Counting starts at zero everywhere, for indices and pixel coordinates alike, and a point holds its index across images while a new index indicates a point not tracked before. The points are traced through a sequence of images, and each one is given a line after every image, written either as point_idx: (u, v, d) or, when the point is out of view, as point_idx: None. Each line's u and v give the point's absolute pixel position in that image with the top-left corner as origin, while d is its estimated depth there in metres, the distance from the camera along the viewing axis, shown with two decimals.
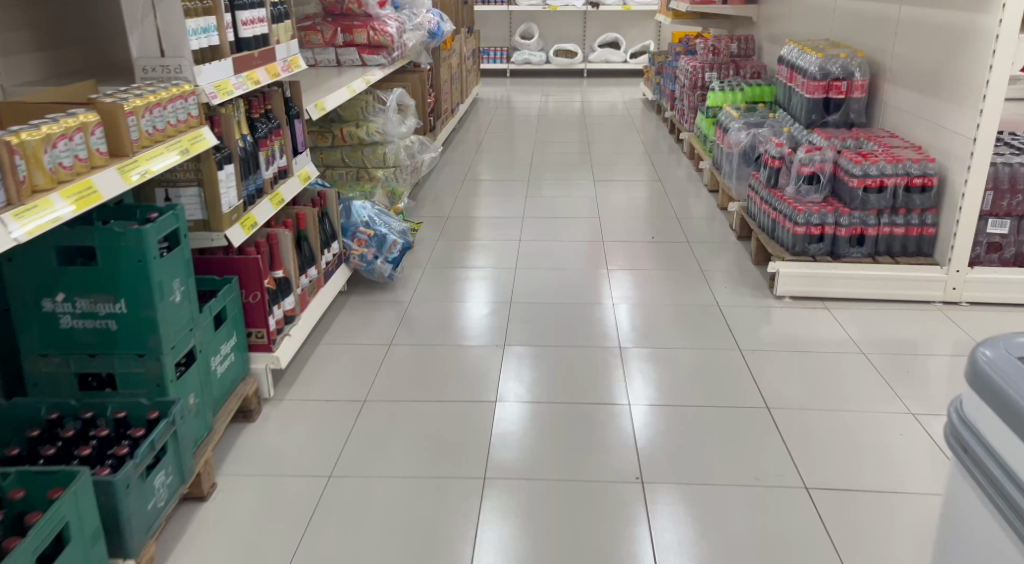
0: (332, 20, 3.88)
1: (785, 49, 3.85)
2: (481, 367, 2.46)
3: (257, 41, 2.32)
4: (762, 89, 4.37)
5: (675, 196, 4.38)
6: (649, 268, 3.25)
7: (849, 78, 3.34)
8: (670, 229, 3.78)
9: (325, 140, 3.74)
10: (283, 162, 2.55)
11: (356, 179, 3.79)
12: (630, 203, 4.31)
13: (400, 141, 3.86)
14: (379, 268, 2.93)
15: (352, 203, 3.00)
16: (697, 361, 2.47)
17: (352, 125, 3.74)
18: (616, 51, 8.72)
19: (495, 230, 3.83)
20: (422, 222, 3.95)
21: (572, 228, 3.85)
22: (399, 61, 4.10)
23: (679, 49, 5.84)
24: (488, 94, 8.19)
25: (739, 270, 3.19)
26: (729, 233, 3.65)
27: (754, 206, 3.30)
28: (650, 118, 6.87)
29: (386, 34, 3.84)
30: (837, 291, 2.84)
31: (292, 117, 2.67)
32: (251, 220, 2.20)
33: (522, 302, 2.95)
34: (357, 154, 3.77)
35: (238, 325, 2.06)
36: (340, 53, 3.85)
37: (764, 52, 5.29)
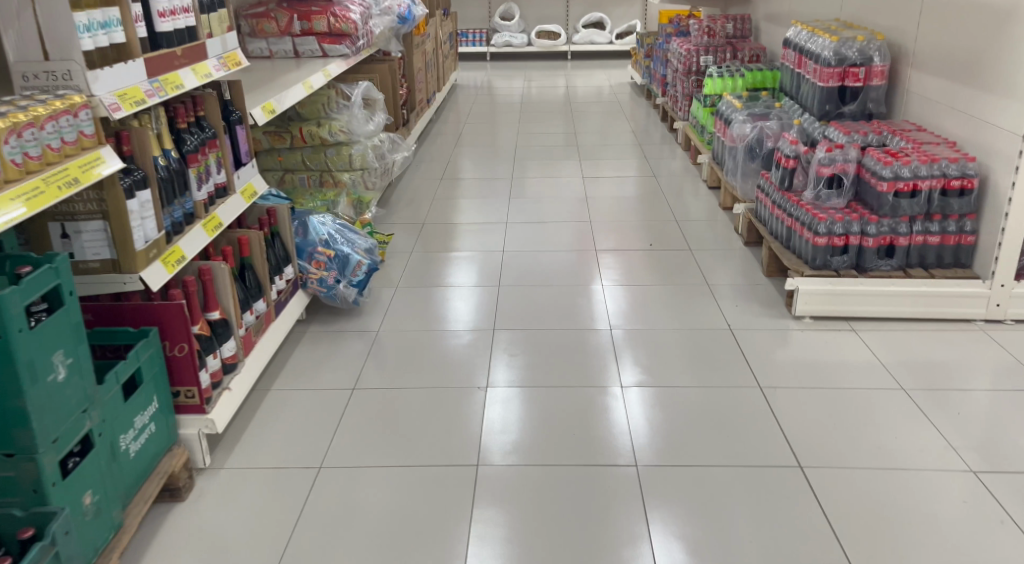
0: (288, 5, 3.46)
1: (791, 31, 3.49)
2: (461, 415, 2.11)
3: (180, 35, 1.93)
4: (764, 75, 4.00)
5: (672, 194, 4.02)
6: (648, 283, 2.90)
7: (867, 64, 2.99)
8: (670, 233, 3.42)
9: (283, 142, 3.35)
10: (222, 178, 2.17)
11: (320, 184, 3.42)
12: (623, 202, 3.95)
13: (368, 141, 3.49)
14: (341, 293, 2.57)
15: (308, 218, 2.62)
16: (712, 403, 2.12)
17: (313, 124, 3.36)
18: (601, 32, 8.31)
19: (477, 238, 3.46)
20: (396, 229, 3.57)
21: (561, 234, 3.49)
22: (365, 51, 3.70)
23: (670, 31, 5.46)
24: (468, 80, 7.77)
25: (749, 284, 2.84)
26: (734, 237, 3.31)
27: (765, 210, 2.95)
28: (639, 103, 6.50)
29: (349, 21, 3.44)
30: (864, 310, 2.50)
31: (232, 123, 2.28)
32: (177, 253, 1.82)
33: (508, 328, 2.60)
34: (319, 156, 3.39)
35: (159, 386, 1.69)
36: (297, 43, 3.45)
37: (762, 33, 4.92)
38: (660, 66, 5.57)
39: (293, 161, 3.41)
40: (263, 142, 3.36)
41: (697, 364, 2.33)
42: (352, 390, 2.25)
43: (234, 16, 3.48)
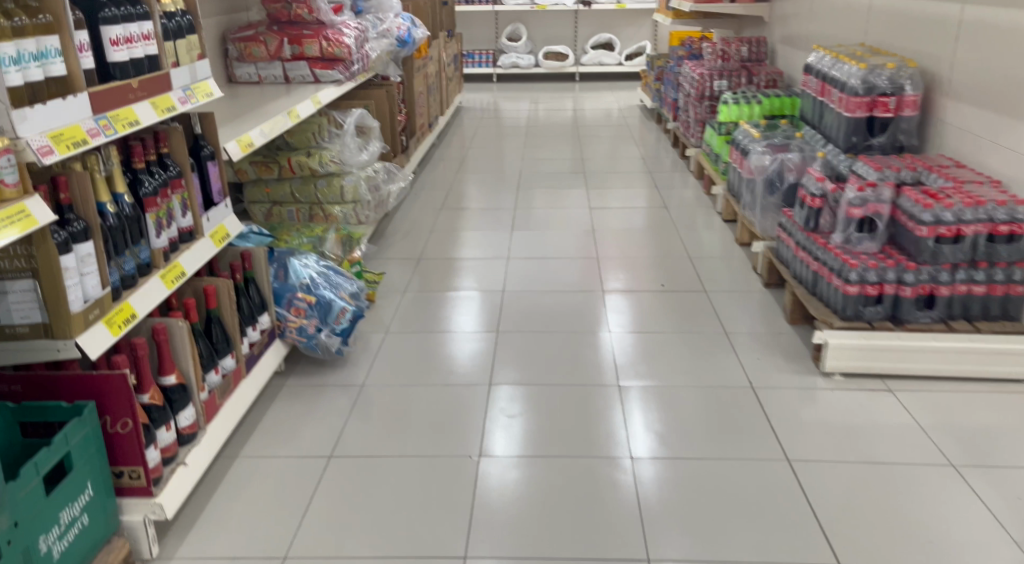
0: (278, 28, 3.27)
1: (814, 56, 3.29)
2: (449, 490, 1.88)
3: (137, 65, 1.72)
4: (782, 101, 3.79)
5: (684, 226, 3.79)
6: (661, 331, 2.66)
7: (898, 93, 2.77)
8: (683, 271, 3.19)
9: (271, 172, 3.14)
10: (188, 222, 1.95)
11: (310, 218, 3.21)
12: (633, 234, 3.72)
13: (361, 171, 3.29)
14: (323, 342, 2.35)
15: (288, 260, 2.39)
16: (736, 482, 1.88)
17: (302, 153, 3.16)
18: (610, 52, 8.12)
19: (478, 274, 3.24)
20: (392, 264, 3.35)
21: (567, 271, 3.26)
22: (361, 76, 3.51)
23: (682, 53, 5.27)
24: (474, 102, 7.58)
25: (771, 332, 2.60)
26: (752, 277, 3.07)
27: (788, 251, 2.72)
28: (649, 127, 6.29)
29: (342, 45, 3.24)
30: (900, 367, 2.26)
31: (204, 158, 2.06)
32: (126, 312, 1.61)
33: (508, 381, 2.37)
34: (309, 188, 3.19)
35: (94, 471, 1.46)
36: (288, 68, 3.26)
37: (779, 56, 4.71)
38: (671, 90, 5.36)
39: (281, 193, 3.19)
40: (250, 172, 3.15)
41: (715, 429, 2.09)
42: (330, 457, 2.02)
43: (221, 39, 3.29)
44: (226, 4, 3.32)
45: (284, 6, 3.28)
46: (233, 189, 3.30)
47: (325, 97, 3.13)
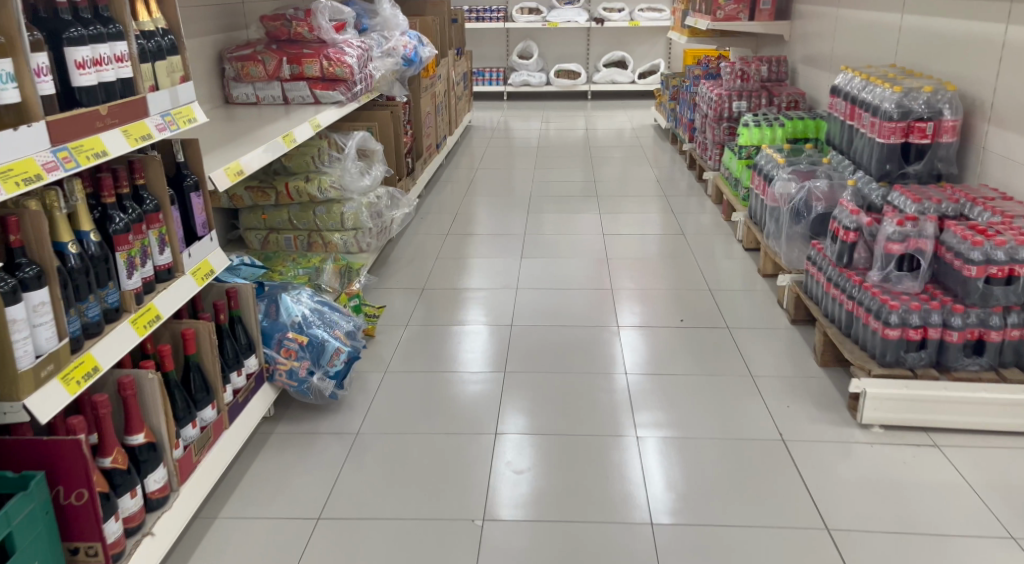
0: (277, 47, 3.13)
1: (842, 78, 3.12)
2: (447, 560, 1.68)
3: (108, 90, 1.57)
4: (807, 123, 3.61)
5: (702, 254, 3.60)
6: (681, 373, 2.46)
7: (936, 118, 2.58)
8: (702, 304, 3.00)
9: (268, 199, 2.98)
10: (166, 259, 1.79)
11: (308, 245, 3.08)
12: (649, 263, 3.53)
13: (363, 196, 3.13)
14: (316, 386, 2.18)
15: (280, 295, 2.24)
16: (769, 553, 1.68)
17: (300, 179, 3.00)
18: (623, 71, 7.97)
19: (485, 306, 3.06)
20: (395, 294, 3.18)
21: (579, 303, 3.08)
22: (364, 96, 3.37)
23: (699, 73, 5.11)
24: (484, 120, 7.45)
25: (800, 376, 2.40)
26: (778, 313, 2.87)
27: (818, 288, 2.52)
28: (664, 147, 6.11)
29: (344, 64, 3.10)
30: (947, 419, 2.05)
31: (187, 189, 1.90)
32: (87, 365, 1.44)
33: (516, 429, 2.18)
34: (308, 215, 3.04)
35: (42, 551, 1.29)
36: (287, 88, 3.12)
37: (800, 76, 4.54)
38: (687, 110, 5.19)
39: (278, 220, 3.04)
40: (246, 199, 3.00)
41: (744, 490, 1.89)
42: (317, 518, 1.83)
43: (219, 57, 3.16)
44: (224, 21, 3.19)
45: (283, 24, 3.14)
46: (227, 215, 3.14)
47: (325, 119, 2.99)
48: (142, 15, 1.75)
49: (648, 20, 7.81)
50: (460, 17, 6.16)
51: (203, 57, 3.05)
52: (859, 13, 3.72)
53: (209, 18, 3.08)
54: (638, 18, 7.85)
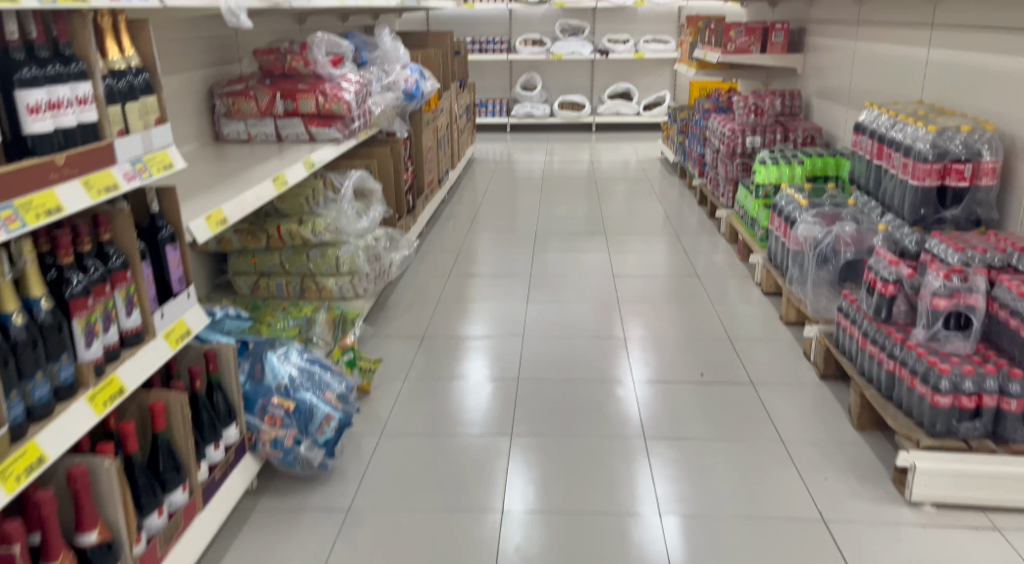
0: (271, 82, 2.97)
1: (867, 115, 2.97)
2: None
3: (67, 137, 1.39)
4: (827, 160, 3.46)
5: (717, 297, 3.41)
6: (704, 437, 2.26)
7: (974, 159, 2.40)
8: (722, 355, 2.81)
9: (258, 242, 2.81)
10: (134, 322, 1.59)
11: (301, 290, 2.90)
12: (662, 305, 3.34)
13: (360, 239, 2.94)
14: (303, 456, 1.97)
15: (265, 353, 2.03)
16: None
17: (293, 221, 2.82)
18: (628, 102, 7.85)
19: (489, 355, 2.86)
20: (393, 342, 2.98)
21: (589, 351, 2.87)
22: (363, 132, 3.20)
23: (709, 106, 4.97)
24: (486, 153, 7.31)
25: (835, 442, 2.19)
26: (804, 366, 2.67)
27: (852, 343, 2.32)
28: (671, 181, 5.95)
29: (341, 100, 2.93)
30: (1001, 496, 1.86)
31: (161, 241, 1.71)
32: (31, 455, 1.24)
33: (523, 505, 1.96)
34: (300, 258, 2.85)
35: None
36: (281, 125, 2.95)
37: (815, 110, 4.39)
38: (697, 144, 5.04)
39: (269, 264, 2.86)
40: (234, 242, 2.82)
41: None
42: None
43: (209, 93, 3.00)
44: (216, 55, 3.04)
45: (277, 58, 2.98)
46: (216, 258, 2.96)
47: (320, 159, 2.82)
48: (112, 52, 1.57)
49: (653, 52, 7.70)
50: (462, 49, 6.05)
51: (192, 92, 2.89)
52: (879, 46, 3.57)
53: (200, 52, 2.93)
54: (643, 49, 7.74)
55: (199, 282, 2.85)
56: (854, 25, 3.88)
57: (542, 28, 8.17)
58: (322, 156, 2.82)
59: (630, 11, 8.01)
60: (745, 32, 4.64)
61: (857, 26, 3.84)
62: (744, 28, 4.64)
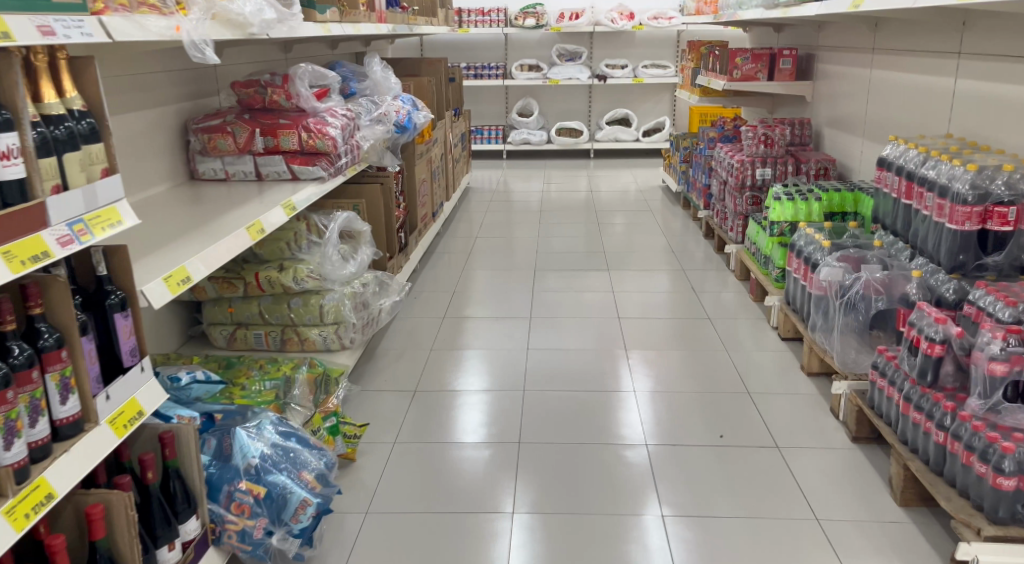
0: (249, 117, 2.75)
1: (892, 149, 2.77)
2: None
3: None
4: (844, 196, 3.27)
5: (731, 341, 3.18)
6: (728, 514, 2.01)
7: (1018, 202, 2.17)
8: (741, 410, 2.57)
9: (234, 291, 2.58)
10: (71, 409, 1.36)
11: (282, 342, 2.65)
12: (672, 350, 3.10)
13: (346, 285, 2.70)
14: (276, 549, 1.72)
15: (234, 428, 1.80)
16: None
17: (273, 268, 2.59)
18: (626, 128, 7.67)
19: (487, 412, 2.61)
20: (384, 396, 2.73)
21: (596, 406, 2.63)
22: (350, 169, 2.99)
23: (714, 134, 4.79)
24: (482, 181, 7.11)
25: (876, 520, 1.95)
26: (832, 425, 2.44)
27: (892, 406, 2.08)
28: (674, 210, 5.74)
29: (326, 136, 2.72)
30: None
31: (109, 309, 1.48)
32: None
33: None
34: (281, 307, 2.62)
35: None
36: (260, 163, 2.73)
37: (827, 140, 4.21)
38: (702, 174, 4.84)
39: (247, 314, 2.63)
40: (209, 290, 2.60)
41: None
42: None
43: (183, 129, 2.78)
44: (192, 87, 2.83)
45: (257, 91, 2.76)
46: (191, 308, 2.73)
47: (302, 202, 2.58)
48: (48, 95, 1.34)
49: (652, 77, 7.54)
50: (457, 76, 5.86)
51: (164, 127, 2.67)
52: (899, 75, 3.38)
53: (174, 85, 2.72)
54: (642, 74, 7.57)
55: (169, 333, 2.61)
56: (869, 52, 3.69)
57: (539, 53, 8.02)
58: (304, 196, 2.59)
59: (628, 35, 7.86)
60: (751, 59, 4.48)
61: (872, 53, 3.65)
62: (751, 54, 4.48)
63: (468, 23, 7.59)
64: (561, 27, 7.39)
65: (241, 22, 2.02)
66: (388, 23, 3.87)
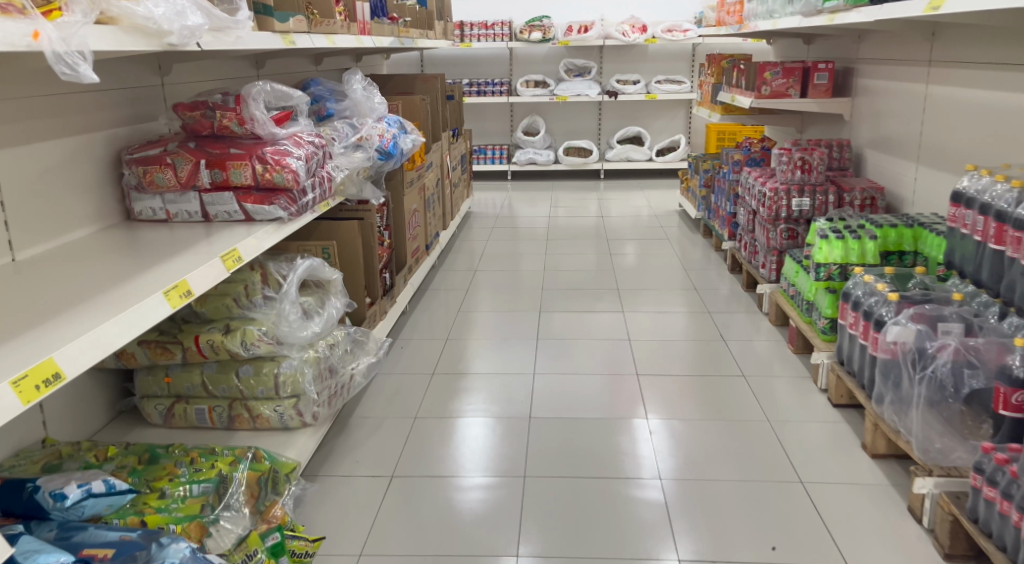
0: (195, 146, 2.29)
1: (969, 182, 2.28)
2: None
3: None
4: (901, 232, 2.79)
5: (772, 405, 2.69)
6: None
7: None
8: (791, 506, 2.08)
9: (170, 358, 2.11)
10: None
11: (229, 420, 2.19)
12: (701, 417, 2.62)
13: (307, 348, 2.22)
14: None
15: None
16: None
17: (217, 329, 2.12)
18: (639, 148, 7.21)
19: (478, 506, 2.14)
20: (355, 482, 2.26)
21: (613, 499, 2.15)
22: (320, 206, 2.53)
23: (739, 157, 4.33)
24: (485, 204, 6.64)
25: None
26: (908, 531, 1.95)
27: (1016, 534, 1.56)
28: (692, 237, 5.27)
29: (285, 168, 2.25)
30: None
31: None
32: None
33: None
34: (228, 377, 2.14)
35: None
36: (207, 201, 2.26)
37: (872, 163, 3.73)
38: (726, 201, 4.38)
39: (187, 385, 2.16)
40: (139, 358, 2.12)
41: None
42: None
43: (118, 160, 2.33)
44: (131, 110, 2.39)
45: (204, 114, 2.28)
46: (123, 375, 2.26)
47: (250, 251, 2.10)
48: None
49: (666, 93, 7.07)
50: (456, 93, 5.42)
51: (92, 160, 2.23)
52: (965, 91, 2.90)
53: (105, 107, 2.28)
54: (655, 90, 7.10)
55: (93, 408, 2.14)
56: (924, 66, 3.22)
57: (545, 68, 7.58)
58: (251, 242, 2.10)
59: (640, 48, 7.41)
60: (782, 72, 4.06)
61: (928, 67, 3.18)
62: (781, 68, 4.06)
63: (471, 36, 7.17)
64: (569, 41, 6.95)
65: (156, 30, 1.58)
66: (373, 35, 3.42)
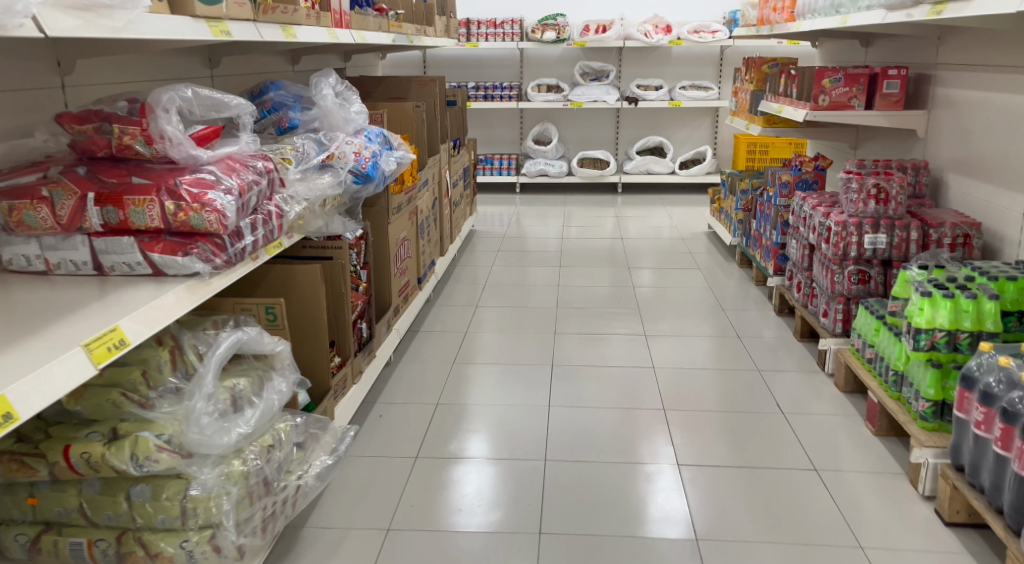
0: (84, 172, 1.66)
1: None
2: None
3: None
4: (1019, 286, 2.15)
5: (859, 518, 2.04)
6: None
7: None
8: None
9: (30, 476, 1.49)
10: None
11: (117, 559, 1.55)
12: (765, 537, 1.97)
13: (231, 460, 1.59)
14: None
15: None
16: None
17: (100, 436, 1.49)
18: (660, 159, 6.57)
19: None
20: None
21: None
22: (266, 249, 1.92)
23: (788, 178, 3.70)
24: (490, 220, 6.01)
25: None
26: None
27: None
28: (725, 266, 4.63)
29: (205, 206, 1.62)
30: None
31: None
32: None
33: None
34: (115, 502, 1.51)
35: None
36: (99, 249, 1.63)
37: (958, 191, 3.07)
38: (772, 229, 3.75)
39: (59, 510, 1.54)
40: None
41: None
42: None
43: None
44: (5, 121, 1.76)
45: (97, 129, 1.65)
46: None
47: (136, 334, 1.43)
48: None
49: (691, 99, 6.42)
50: (459, 98, 4.80)
51: None
52: None
53: None
54: (680, 97, 6.46)
55: None
56: None
57: (558, 71, 6.95)
58: (142, 319, 1.44)
59: (663, 51, 6.77)
60: (844, 80, 3.44)
61: None
62: (844, 74, 3.44)
63: (477, 36, 6.55)
64: (585, 41, 6.33)
65: None
66: (352, 29, 2.80)
